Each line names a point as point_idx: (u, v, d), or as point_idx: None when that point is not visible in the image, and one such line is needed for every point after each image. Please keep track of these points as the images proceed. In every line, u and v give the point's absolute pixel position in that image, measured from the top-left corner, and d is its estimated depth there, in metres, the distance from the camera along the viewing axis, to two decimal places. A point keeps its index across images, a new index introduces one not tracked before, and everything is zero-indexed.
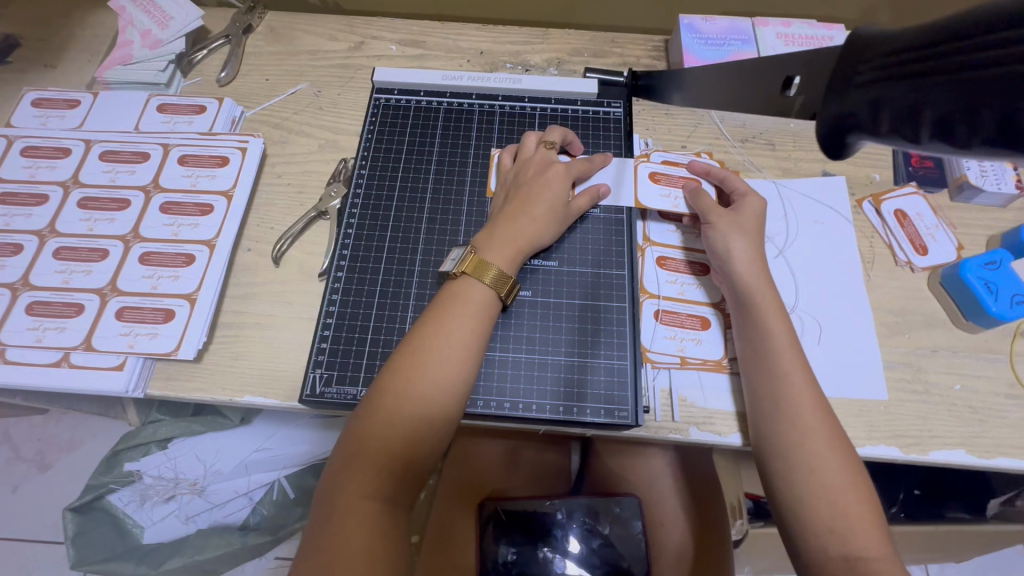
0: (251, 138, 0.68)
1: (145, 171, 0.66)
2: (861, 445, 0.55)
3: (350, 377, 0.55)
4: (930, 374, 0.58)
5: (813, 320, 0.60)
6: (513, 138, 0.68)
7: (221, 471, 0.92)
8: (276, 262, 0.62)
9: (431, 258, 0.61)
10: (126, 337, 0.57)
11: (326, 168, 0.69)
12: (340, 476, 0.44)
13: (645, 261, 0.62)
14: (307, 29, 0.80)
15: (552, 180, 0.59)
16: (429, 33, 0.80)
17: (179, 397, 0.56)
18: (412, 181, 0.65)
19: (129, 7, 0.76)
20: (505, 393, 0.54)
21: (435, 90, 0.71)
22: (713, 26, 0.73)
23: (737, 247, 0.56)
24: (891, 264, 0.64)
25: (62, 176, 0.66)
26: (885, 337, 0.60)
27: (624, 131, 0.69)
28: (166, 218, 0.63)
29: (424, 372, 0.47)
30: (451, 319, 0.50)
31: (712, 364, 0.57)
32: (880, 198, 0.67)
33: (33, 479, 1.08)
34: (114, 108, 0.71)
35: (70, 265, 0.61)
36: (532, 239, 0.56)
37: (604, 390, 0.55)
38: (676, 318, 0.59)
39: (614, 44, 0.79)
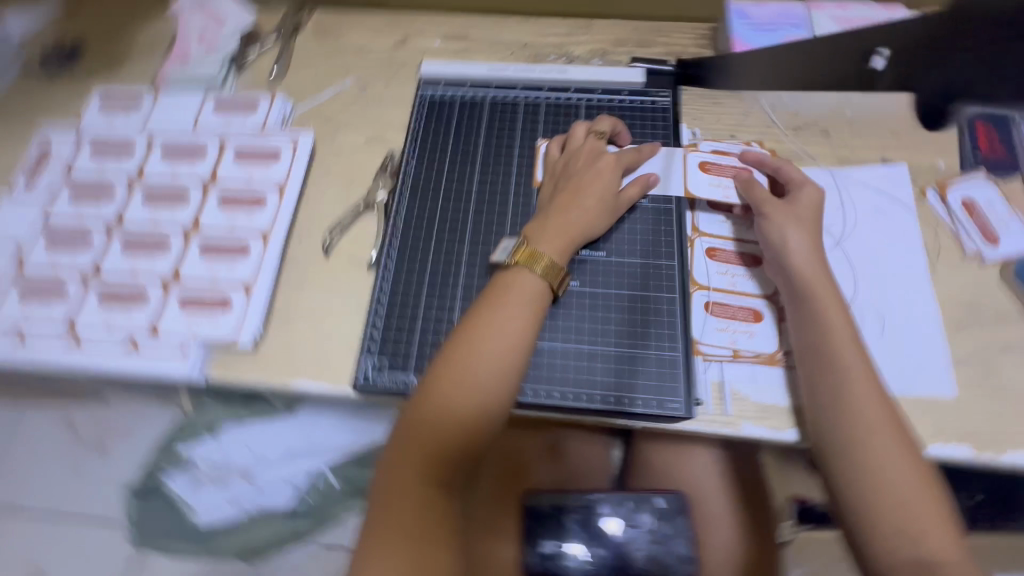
0: (303, 133, 0.70)
1: (203, 167, 0.69)
2: (929, 444, 0.52)
3: (400, 365, 0.56)
4: (1004, 371, 0.55)
5: (874, 313, 0.58)
6: (558, 129, 0.68)
7: (268, 458, 0.96)
8: (326, 252, 0.63)
9: (478, 248, 0.61)
10: (189, 324, 0.60)
11: (373, 161, 0.70)
12: (397, 462, 0.45)
13: (695, 252, 0.60)
14: (353, 26, 0.81)
15: (602, 170, 0.58)
16: (472, 27, 0.80)
17: (238, 382, 0.59)
18: (459, 173, 0.66)
19: (188, 10, 0.79)
20: (553, 383, 0.54)
21: (480, 82, 0.72)
22: (764, 11, 0.71)
23: (794, 238, 0.54)
24: (959, 255, 0.61)
25: (128, 172, 0.69)
26: (953, 332, 0.57)
27: (672, 121, 0.67)
28: (224, 210, 0.66)
29: (478, 362, 0.48)
30: (503, 310, 0.50)
31: (766, 358, 0.55)
32: (946, 186, 0.64)
33: (93, 463, 1.14)
34: (175, 107, 0.74)
35: (136, 255, 0.64)
36: (583, 229, 0.56)
37: (655, 382, 0.54)
38: (727, 309, 0.58)
39: (659, 33, 0.77)
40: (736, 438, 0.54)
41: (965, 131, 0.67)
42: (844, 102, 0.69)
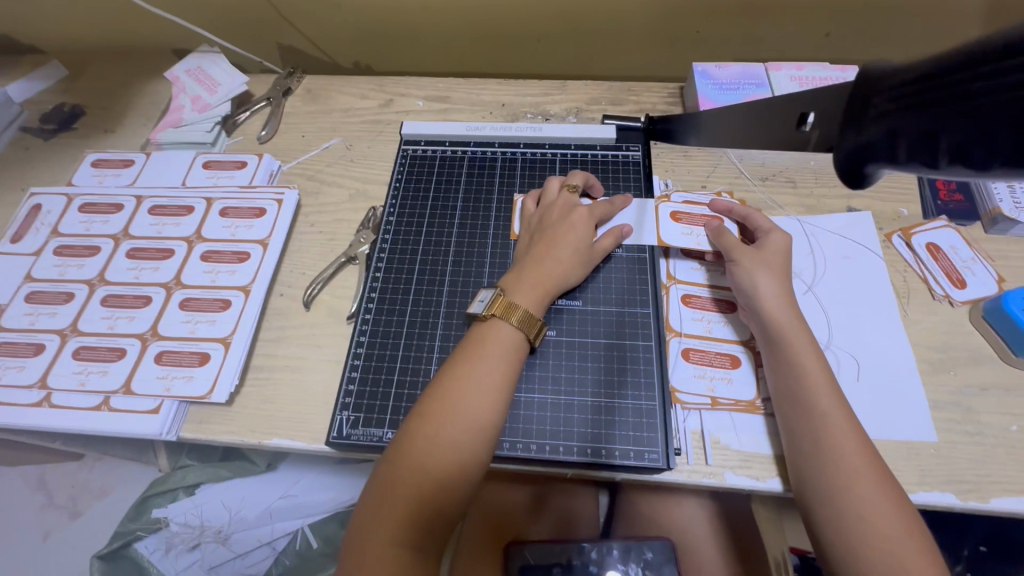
0: (287, 190, 0.72)
1: (188, 224, 0.70)
2: (914, 491, 0.51)
3: (376, 419, 0.55)
4: (982, 414, 0.55)
5: (850, 357, 0.58)
6: (535, 182, 0.70)
7: (245, 518, 0.92)
8: (307, 306, 0.64)
9: (456, 300, 0.62)
10: (163, 380, 0.59)
11: (356, 216, 0.72)
12: (370, 522, 0.44)
13: (670, 299, 0.61)
14: (340, 89, 0.86)
15: (576, 223, 0.60)
16: (454, 89, 0.84)
17: (211, 440, 0.57)
18: (438, 226, 0.68)
19: (183, 77, 0.82)
20: (531, 434, 0.54)
21: (460, 140, 0.75)
22: (727, 71, 0.75)
23: (765, 285, 0.55)
24: (928, 298, 0.62)
25: (114, 229, 0.71)
26: (928, 375, 0.57)
27: (643, 173, 0.70)
28: (206, 266, 0.67)
29: (454, 415, 0.47)
30: (480, 362, 0.50)
31: (745, 405, 0.55)
32: (910, 232, 0.66)
33: (64, 527, 1.09)
34: (165, 166, 0.76)
35: (116, 311, 0.64)
36: (559, 280, 0.57)
37: (634, 432, 0.53)
38: (704, 356, 0.58)
39: (631, 93, 0.82)
40: (721, 488, 0.53)
41: (924, 180, 0.70)
42: (807, 154, 0.73)
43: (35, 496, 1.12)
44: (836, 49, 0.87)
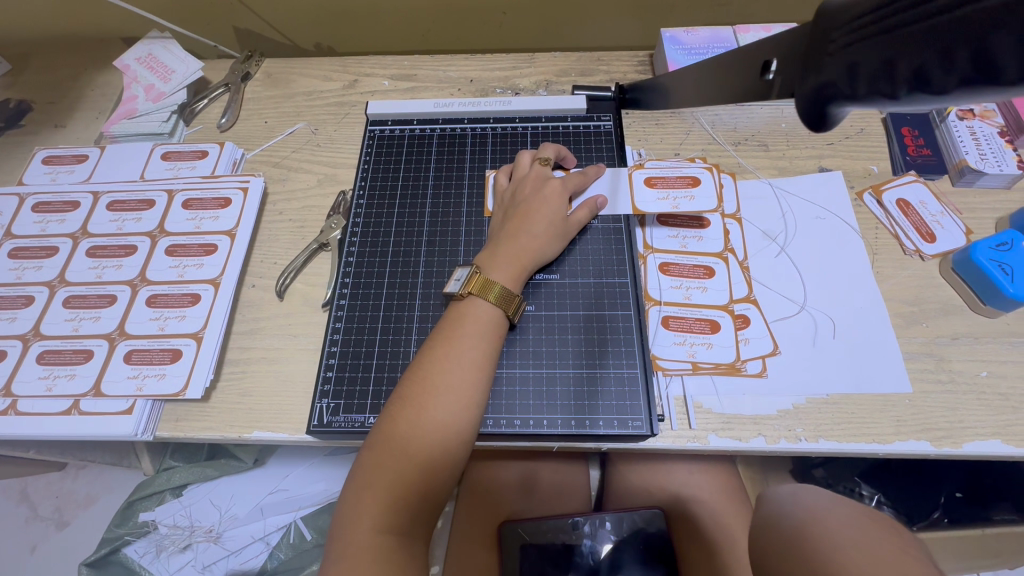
0: (252, 178, 0.70)
1: (150, 218, 0.67)
2: (891, 442, 0.52)
3: (356, 405, 0.55)
4: (954, 362, 0.56)
5: (827, 316, 0.59)
6: (507, 158, 0.69)
7: (235, 517, 0.92)
8: (280, 296, 0.63)
9: (432, 280, 0.61)
10: (134, 380, 0.57)
11: (326, 202, 0.70)
12: (356, 506, 0.43)
13: (647, 269, 0.61)
14: (301, 72, 0.83)
15: (548, 196, 0.59)
16: (420, 67, 0.82)
17: (190, 437, 0.56)
18: (410, 207, 0.66)
19: (134, 65, 0.79)
20: (515, 410, 0.53)
21: (428, 118, 0.73)
22: (695, 36, 0.74)
23: (807, 502, 0.42)
24: (899, 254, 0.63)
25: (71, 228, 0.68)
26: (902, 328, 0.58)
27: (616, 142, 0.69)
28: (172, 260, 0.64)
29: (438, 399, 0.46)
30: (459, 341, 0.49)
31: (725, 367, 0.56)
32: (880, 189, 0.66)
33: (51, 538, 1.07)
34: (121, 160, 0.73)
35: (79, 312, 0.62)
36: (534, 255, 0.56)
37: (617, 401, 0.54)
38: (683, 323, 0.58)
39: (600, 63, 0.80)
40: (705, 451, 0.54)
41: (893, 136, 0.70)
42: (777, 118, 0.73)
43: (18, 510, 1.10)
44: (803, 9, 0.87)
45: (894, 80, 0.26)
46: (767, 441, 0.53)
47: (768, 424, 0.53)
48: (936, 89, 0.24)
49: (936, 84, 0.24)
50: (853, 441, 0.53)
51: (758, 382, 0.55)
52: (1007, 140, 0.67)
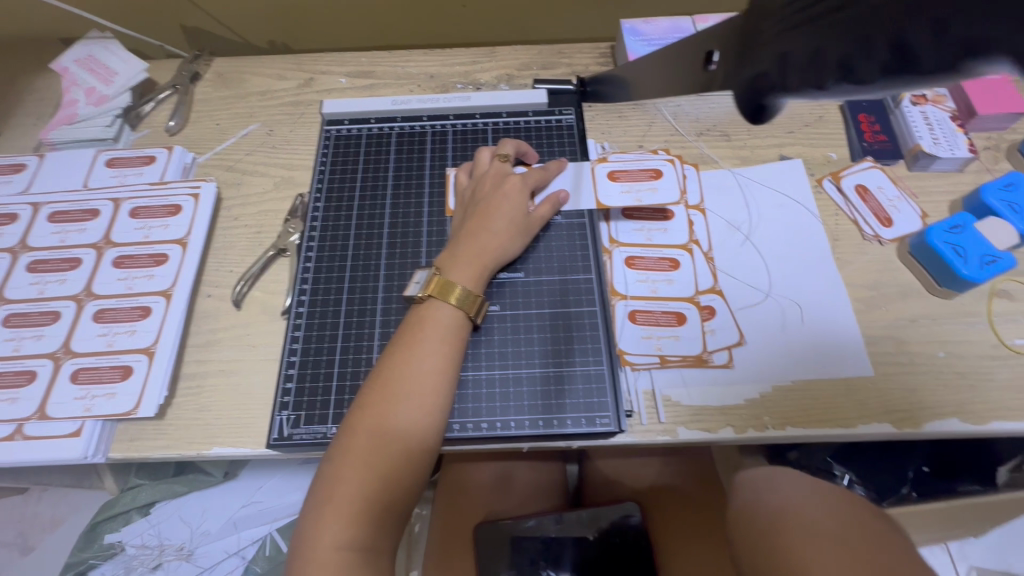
0: (203, 183, 0.67)
1: (95, 228, 0.64)
2: (855, 424, 0.53)
3: (318, 416, 0.53)
4: (913, 345, 0.57)
5: (791, 304, 0.59)
6: (468, 155, 0.68)
7: (208, 532, 0.89)
8: (237, 305, 0.60)
9: (394, 283, 0.59)
10: (82, 401, 0.54)
11: (283, 206, 0.68)
12: (316, 524, 0.42)
13: (613, 263, 0.61)
14: (254, 71, 0.80)
15: (509, 193, 0.58)
16: (377, 63, 0.80)
17: (144, 457, 0.54)
18: (369, 208, 0.64)
19: (73, 67, 0.75)
20: (481, 413, 0.52)
21: (386, 116, 0.71)
22: (655, 26, 0.74)
23: (783, 494, 0.43)
24: (859, 239, 0.64)
25: (10, 242, 0.64)
26: (863, 313, 0.59)
27: (578, 136, 0.68)
28: (120, 272, 0.61)
29: (399, 407, 0.45)
30: (421, 346, 0.48)
31: (692, 359, 0.56)
32: (839, 176, 0.67)
33: (15, 564, 1.02)
34: (62, 168, 0.69)
35: (20, 331, 0.58)
36: (496, 254, 0.55)
37: (584, 399, 0.53)
38: (650, 317, 0.58)
39: (562, 55, 0.79)
40: (676, 444, 0.54)
41: (849, 123, 0.71)
42: None
43: None
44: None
45: (820, 72, 0.26)
46: (736, 430, 0.53)
47: (736, 414, 0.54)
48: (858, 82, 0.24)
49: (856, 73, 0.24)
50: (818, 426, 0.53)
51: (725, 372, 0.55)
52: (957, 124, 0.68)
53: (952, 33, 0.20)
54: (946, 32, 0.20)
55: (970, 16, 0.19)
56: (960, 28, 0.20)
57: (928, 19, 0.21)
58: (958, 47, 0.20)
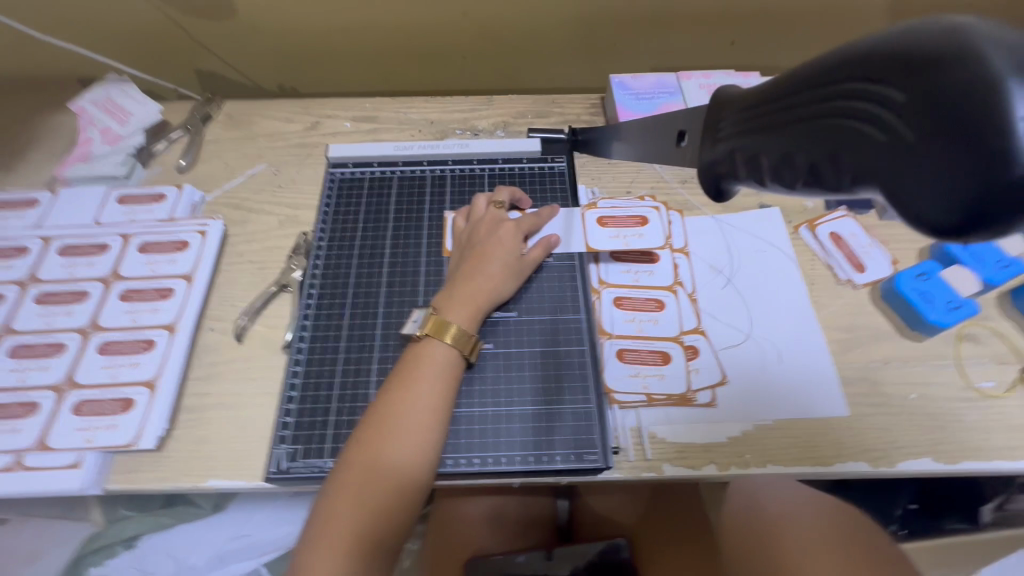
0: (211, 221, 0.70)
1: (104, 263, 0.67)
2: (833, 462, 0.55)
3: (315, 450, 0.54)
4: (887, 386, 0.60)
5: (771, 345, 0.62)
6: (465, 198, 0.71)
7: (194, 566, 0.89)
8: (238, 339, 0.62)
9: (392, 320, 0.62)
10: (84, 432, 0.56)
11: (286, 243, 0.71)
12: (309, 559, 0.43)
13: (601, 303, 0.64)
14: (263, 114, 0.84)
15: (503, 238, 0.61)
16: (382, 109, 0.84)
17: (141, 490, 0.54)
18: (371, 247, 0.68)
19: (90, 108, 0.79)
20: (474, 448, 0.54)
21: (388, 160, 0.75)
22: (642, 82, 0.79)
23: (777, 500, 0.53)
24: (834, 283, 0.67)
25: (19, 274, 0.66)
26: (838, 355, 0.62)
27: (569, 183, 0.73)
28: (126, 305, 0.63)
29: (394, 443, 0.47)
30: (417, 383, 0.50)
31: (677, 398, 0.58)
32: (815, 224, 0.71)
33: None
34: (74, 204, 0.72)
35: (25, 363, 0.60)
36: (490, 295, 0.58)
37: (573, 436, 0.55)
38: (636, 356, 0.60)
39: (555, 105, 0.84)
40: (662, 481, 0.56)
41: None
42: None
43: None
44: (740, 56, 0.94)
45: (762, 171, 0.31)
46: (719, 468, 0.55)
47: (719, 451, 0.56)
48: (788, 184, 0.30)
49: (785, 178, 0.29)
50: (798, 464, 0.55)
51: (708, 411, 0.58)
52: None
53: (843, 162, 0.26)
54: (838, 161, 0.26)
55: (854, 153, 0.25)
56: (852, 160, 0.25)
57: (828, 150, 0.26)
58: (852, 176, 0.26)
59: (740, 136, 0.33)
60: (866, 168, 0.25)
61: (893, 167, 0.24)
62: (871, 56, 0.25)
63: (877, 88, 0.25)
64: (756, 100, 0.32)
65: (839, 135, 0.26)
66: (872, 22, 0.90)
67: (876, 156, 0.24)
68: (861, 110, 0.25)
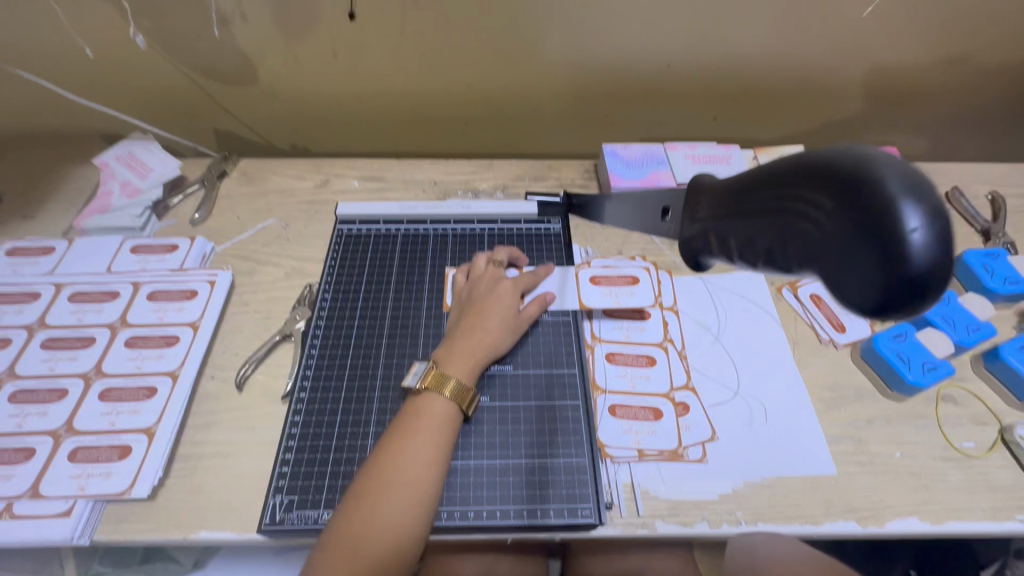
0: (220, 271, 0.73)
1: (113, 309, 0.69)
2: (822, 521, 0.56)
3: (311, 501, 0.55)
4: (872, 445, 0.62)
5: (758, 402, 0.64)
6: (466, 255, 0.75)
7: None
8: (239, 387, 0.64)
9: (392, 372, 0.64)
10: (77, 479, 0.56)
11: (291, 294, 0.73)
12: None
13: (594, 358, 0.66)
14: (276, 172, 0.89)
15: (501, 295, 0.64)
16: (388, 169, 0.90)
17: (130, 541, 0.54)
18: (374, 300, 0.70)
19: (112, 163, 0.84)
20: (469, 501, 0.55)
21: (394, 218, 0.80)
22: (632, 151, 0.85)
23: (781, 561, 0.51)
24: (816, 343, 0.70)
25: (28, 319, 0.68)
26: (823, 413, 0.64)
27: (564, 243, 0.77)
28: (131, 352, 0.65)
29: (392, 495, 0.48)
30: (417, 435, 0.52)
31: (668, 454, 0.59)
32: (796, 286, 0.76)
33: None
34: (88, 253, 0.75)
35: (25, 408, 0.60)
36: (488, 349, 0.61)
37: (566, 490, 0.56)
38: (628, 411, 0.62)
39: (551, 170, 0.90)
40: (654, 539, 0.56)
41: None
42: None
43: None
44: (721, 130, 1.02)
45: (732, 250, 0.39)
46: (711, 525, 0.55)
47: (710, 509, 0.56)
48: (751, 262, 0.38)
49: (749, 257, 0.38)
50: (788, 522, 0.56)
51: (699, 467, 0.59)
52: None
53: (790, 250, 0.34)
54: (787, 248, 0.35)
55: (798, 243, 0.34)
56: (796, 249, 0.34)
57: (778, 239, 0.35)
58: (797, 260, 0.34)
59: (717, 220, 0.41)
60: (807, 254, 0.33)
61: (826, 258, 0.32)
62: (809, 171, 0.34)
63: (811, 194, 0.33)
64: (727, 193, 0.40)
65: (788, 228, 0.34)
66: (838, 103, 0.99)
67: (814, 248, 0.33)
68: (802, 210, 0.34)
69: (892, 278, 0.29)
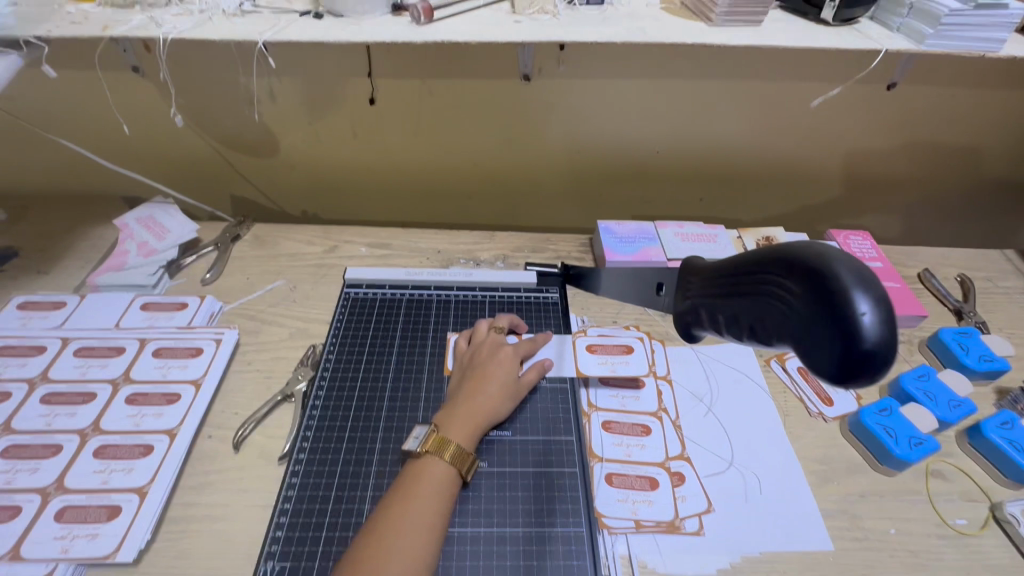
0: (227, 330, 0.75)
1: (117, 365, 0.70)
2: None
3: (303, 568, 0.53)
4: (866, 520, 0.62)
5: (752, 473, 0.65)
6: (467, 321, 0.78)
7: None
8: (236, 447, 0.64)
9: (391, 435, 0.64)
10: (61, 541, 0.54)
11: (295, 354, 0.75)
12: None
13: (591, 426, 0.68)
14: (288, 236, 0.93)
15: (502, 361, 0.66)
16: (395, 237, 0.95)
17: None
18: (376, 363, 0.72)
19: (132, 224, 0.88)
20: (464, 571, 0.54)
21: (399, 283, 0.83)
22: (625, 228, 0.91)
23: None
24: (805, 415, 0.72)
25: (31, 373, 0.68)
26: (817, 486, 0.65)
27: (561, 311, 0.80)
28: (131, 409, 0.65)
29: (389, 563, 0.47)
30: (416, 500, 0.52)
31: (665, 525, 0.59)
32: (784, 358, 0.79)
33: None
34: (98, 309, 0.77)
35: (16, 464, 0.60)
36: (488, 414, 0.62)
37: (564, 562, 0.55)
38: (625, 480, 0.63)
39: (549, 242, 0.96)
40: None
41: None
42: None
43: None
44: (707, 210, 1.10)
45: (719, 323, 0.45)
46: None
47: None
48: (736, 334, 0.44)
49: (735, 330, 0.44)
50: None
51: (696, 540, 0.59)
52: None
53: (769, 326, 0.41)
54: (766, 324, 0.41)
55: (776, 321, 0.40)
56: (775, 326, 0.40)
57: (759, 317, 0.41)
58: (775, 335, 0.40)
59: (705, 297, 0.47)
60: (782, 330, 0.40)
61: (797, 332, 0.38)
62: (780, 261, 0.40)
63: (783, 280, 0.40)
64: (712, 274, 0.47)
65: (766, 308, 0.41)
66: (813, 189, 1.08)
67: (791, 325, 0.39)
68: (777, 293, 0.40)
69: (849, 353, 0.36)
